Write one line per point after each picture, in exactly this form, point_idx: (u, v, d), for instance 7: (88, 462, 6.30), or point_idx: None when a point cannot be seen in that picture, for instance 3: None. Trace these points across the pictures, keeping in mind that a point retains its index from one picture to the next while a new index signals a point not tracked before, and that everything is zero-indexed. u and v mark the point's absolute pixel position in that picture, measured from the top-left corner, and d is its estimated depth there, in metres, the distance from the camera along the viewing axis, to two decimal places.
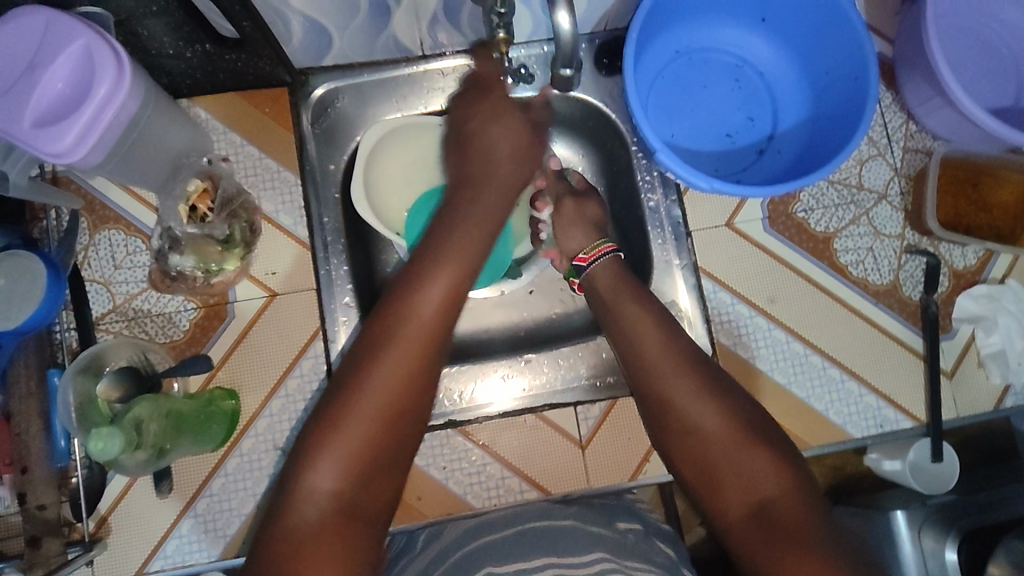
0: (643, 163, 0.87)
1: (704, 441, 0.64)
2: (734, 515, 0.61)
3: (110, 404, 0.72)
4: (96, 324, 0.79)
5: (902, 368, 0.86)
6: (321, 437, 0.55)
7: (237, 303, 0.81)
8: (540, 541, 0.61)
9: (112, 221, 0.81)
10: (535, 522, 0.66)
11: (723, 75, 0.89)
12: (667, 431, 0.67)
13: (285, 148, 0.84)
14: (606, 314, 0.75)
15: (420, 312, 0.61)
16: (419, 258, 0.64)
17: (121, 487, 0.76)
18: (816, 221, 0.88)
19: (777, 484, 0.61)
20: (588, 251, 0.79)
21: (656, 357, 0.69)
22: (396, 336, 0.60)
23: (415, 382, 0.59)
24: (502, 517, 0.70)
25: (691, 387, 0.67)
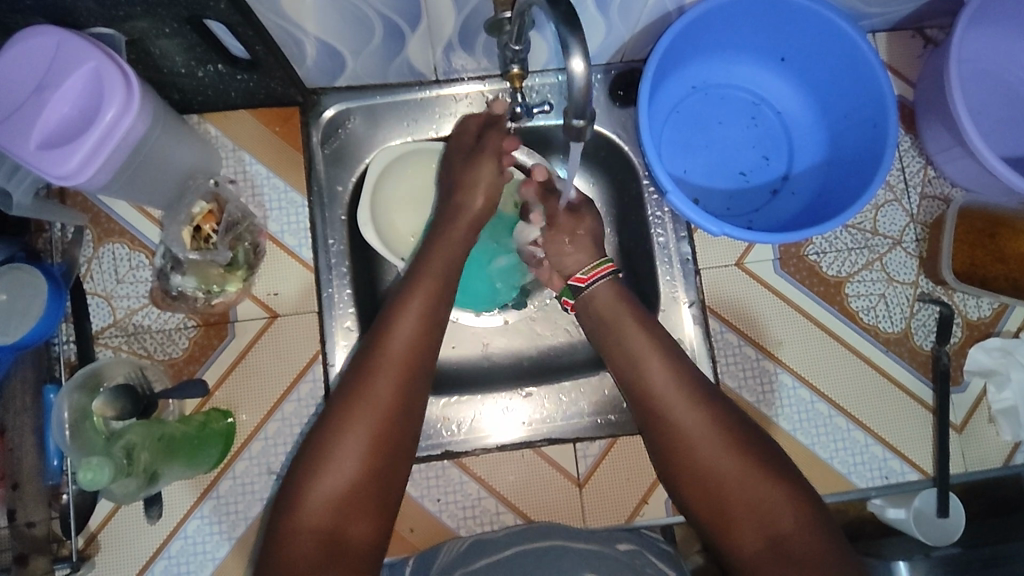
0: (655, 199, 0.87)
1: (716, 477, 0.63)
2: (753, 553, 0.60)
3: (111, 424, 0.72)
4: (95, 338, 0.79)
5: (910, 419, 0.84)
6: (320, 459, 0.58)
7: (238, 323, 0.81)
8: (546, 560, 0.60)
9: (117, 234, 0.81)
10: (542, 541, 0.64)
11: (739, 112, 0.88)
12: (675, 471, 0.65)
13: (294, 168, 0.84)
14: (608, 340, 0.72)
15: (395, 351, 0.62)
16: (409, 278, 0.68)
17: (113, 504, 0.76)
18: (828, 264, 0.86)
19: (791, 519, 0.60)
20: (587, 272, 0.75)
21: (664, 391, 0.67)
22: (374, 374, 0.61)
23: (397, 417, 0.60)
24: (506, 535, 0.68)
25: (700, 421, 0.65)
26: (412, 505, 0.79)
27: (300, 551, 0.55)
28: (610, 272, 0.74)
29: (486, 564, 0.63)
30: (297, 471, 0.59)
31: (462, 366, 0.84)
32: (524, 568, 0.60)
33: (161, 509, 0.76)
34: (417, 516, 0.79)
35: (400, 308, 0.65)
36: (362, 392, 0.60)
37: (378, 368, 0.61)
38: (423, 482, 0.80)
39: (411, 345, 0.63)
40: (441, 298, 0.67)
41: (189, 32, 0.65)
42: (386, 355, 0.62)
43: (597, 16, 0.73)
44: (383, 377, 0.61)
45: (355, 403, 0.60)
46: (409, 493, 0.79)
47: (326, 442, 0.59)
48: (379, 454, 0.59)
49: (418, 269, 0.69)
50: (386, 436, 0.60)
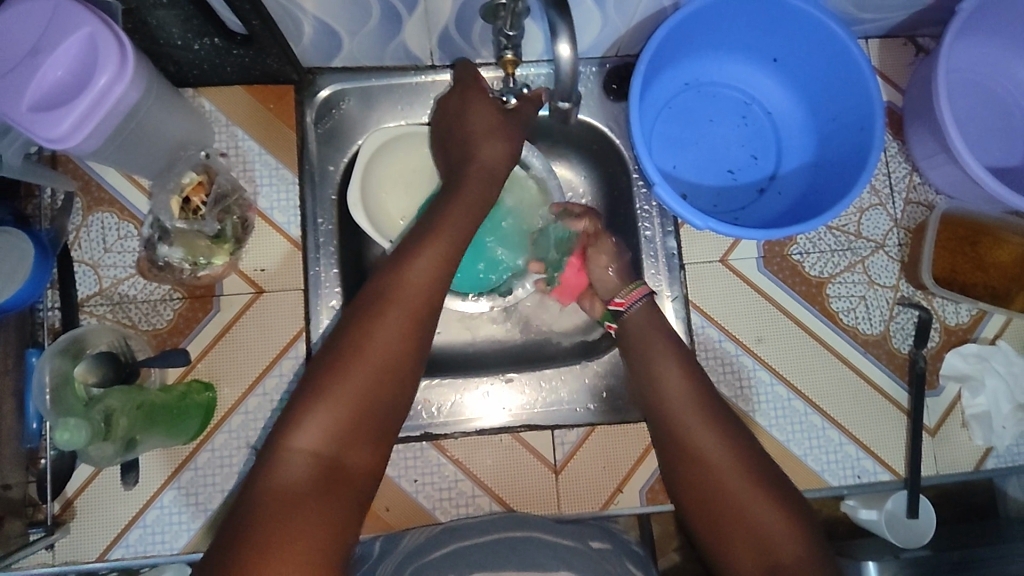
0: (643, 193, 0.88)
1: (720, 496, 0.61)
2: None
3: (88, 388, 0.72)
4: (79, 305, 0.79)
5: (885, 420, 0.85)
6: (313, 398, 0.57)
7: (223, 297, 0.81)
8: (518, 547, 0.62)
9: (106, 203, 0.81)
10: (516, 531, 0.66)
11: (730, 111, 0.89)
12: (683, 487, 0.64)
13: (287, 146, 0.85)
14: (632, 350, 0.73)
15: (407, 295, 0.62)
16: (419, 235, 0.66)
17: (90, 471, 0.76)
18: (811, 265, 0.87)
19: (789, 541, 0.58)
20: (625, 295, 0.75)
21: (682, 406, 0.67)
22: (384, 316, 0.61)
23: (395, 369, 0.59)
24: (482, 521, 0.70)
25: (712, 438, 0.64)
26: (389, 485, 0.79)
27: (290, 478, 0.54)
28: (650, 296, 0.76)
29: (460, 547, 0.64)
30: (297, 399, 0.57)
31: (447, 348, 0.85)
32: (495, 555, 0.61)
33: (138, 476, 0.77)
34: (392, 496, 0.79)
35: (412, 262, 0.64)
36: (363, 338, 0.59)
37: (388, 311, 0.61)
38: (402, 462, 0.80)
39: (422, 291, 0.63)
40: (449, 261, 0.66)
41: (186, 2, 0.66)
42: (396, 299, 0.61)
43: (592, 9, 0.74)
44: (392, 321, 0.61)
45: (362, 341, 0.59)
46: (387, 472, 0.80)
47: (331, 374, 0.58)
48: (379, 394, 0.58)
49: (430, 223, 0.67)
50: (388, 378, 0.59)
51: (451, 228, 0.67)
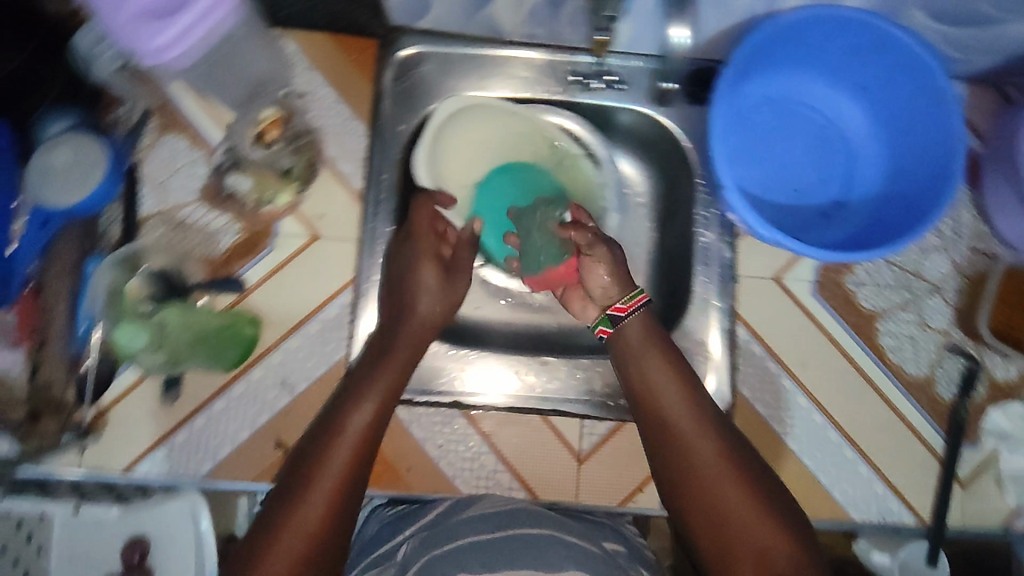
0: (705, 199, 0.88)
1: (721, 514, 0.63)
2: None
3: (142, 301, 0.76)
4: (140, 222, 0.80)
5: (917, 465, 0.84)
6: (286, 511, 0.60)
7: (279, 237, 0.81)
8: (528, 547, 0.61)
9: (179, 127, 0.82)
10: (525, 528, 0.65)
11: (805, 131, 0.88)
12: (681, 503, 0.65)
13: (362, 99, 0.86)
14: (628, 373, 0.72)
15: (353, 427, 0.66)
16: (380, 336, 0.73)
17: (129, 384, 0.76)
18: (865, 297, 0.86)
19: (787, 558, 0.60)
20: (625, 300, 0.73)
21: (682, 423, 0.67)
22: (332, 450, 0.64)
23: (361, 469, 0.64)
24: (494, 513, 0.68)
25: (714, 454, 0.65)
26: (414, 446, 0.79)
27: None
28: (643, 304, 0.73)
29: (474, 541, 0.63)
30: (264, 521, 0.61)
31: (488, 322, 0.84)
32: (505, 553, 0.61)
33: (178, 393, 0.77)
34: (416, 457, 0.79)
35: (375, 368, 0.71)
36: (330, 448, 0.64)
37: (338, 440, 0.65)
38: (429, 425, 0.80)
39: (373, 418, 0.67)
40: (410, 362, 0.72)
41: None
42: (346, 434, 0.65)
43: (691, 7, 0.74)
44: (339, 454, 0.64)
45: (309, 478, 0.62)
46: (413, 433, 0.80)
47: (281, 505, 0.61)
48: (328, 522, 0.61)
49: (390, 329, 0.74)
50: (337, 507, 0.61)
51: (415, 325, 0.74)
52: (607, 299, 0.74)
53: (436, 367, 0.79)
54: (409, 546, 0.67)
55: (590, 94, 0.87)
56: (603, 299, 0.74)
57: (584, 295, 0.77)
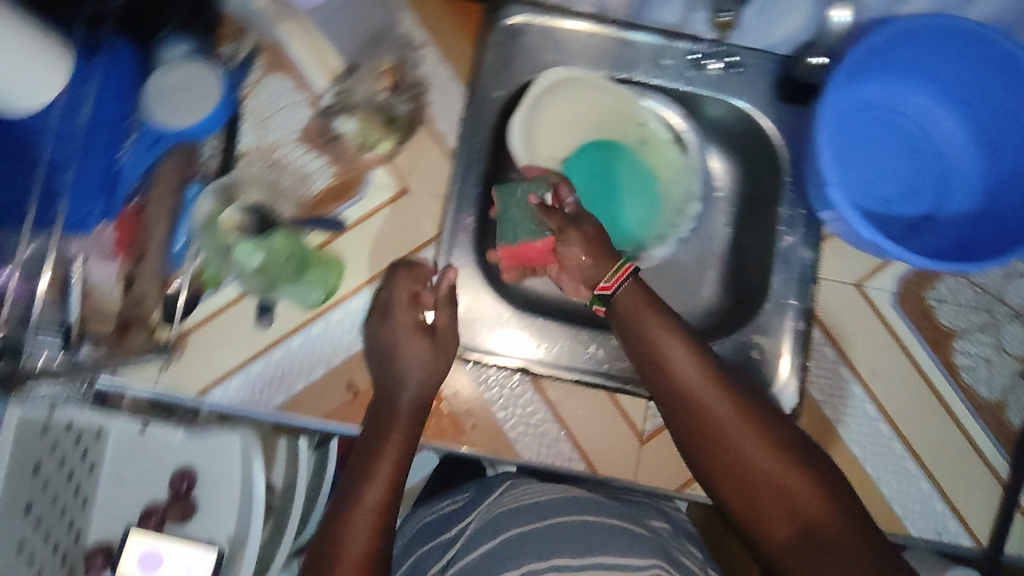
0: (792, 198, 0.87)
1: (747, 470, 0.68)
2: (784, 536, 0.66)
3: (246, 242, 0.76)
4: (238, 155, 0.81)
5: (980, 488, 0.82)
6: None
7: (370, 187, 0.82)
8: (574, 536, 0.68)
9: (283, 68, 0.83)
10: (568, 515, 0.71)
11: (900, 142, 0.88)
12: (709, 464, 0.70)
13: (463, 61, 0.86)
14: (635, 346, 0.74)
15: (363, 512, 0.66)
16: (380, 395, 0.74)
17: (229, 300, 0.78)
18: (944, 314, 0.85)
19: (816, 502, 0.66)
20: (609, 279, 0.74)
21: (696, 389, 0.70)
22: (353, 519, 0.66)
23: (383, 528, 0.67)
24: (536, 504, 0.75)
25: (733, 415, 0.70)
26: (480, 405, 0.80)
27: None
28: (625, 278, 0.74)
29: (516, 534, 0.70)
30: None
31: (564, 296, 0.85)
32: (550, 545, 0.67)
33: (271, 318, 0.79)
34: (482, 416, 0.80)
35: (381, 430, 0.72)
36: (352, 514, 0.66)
37: (350, 527, 0.66)
38: (497, 388, 0.81)
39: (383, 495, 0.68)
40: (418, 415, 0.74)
41: None
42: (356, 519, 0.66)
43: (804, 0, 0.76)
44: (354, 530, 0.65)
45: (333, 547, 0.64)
46: (481, 393, 0.80)
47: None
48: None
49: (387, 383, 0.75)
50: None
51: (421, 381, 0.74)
52: (591, 277, 0.76)
53: (510, 332, 0.83)
54: (458, 542, 0.77)
55: (684, 82, 0.88)
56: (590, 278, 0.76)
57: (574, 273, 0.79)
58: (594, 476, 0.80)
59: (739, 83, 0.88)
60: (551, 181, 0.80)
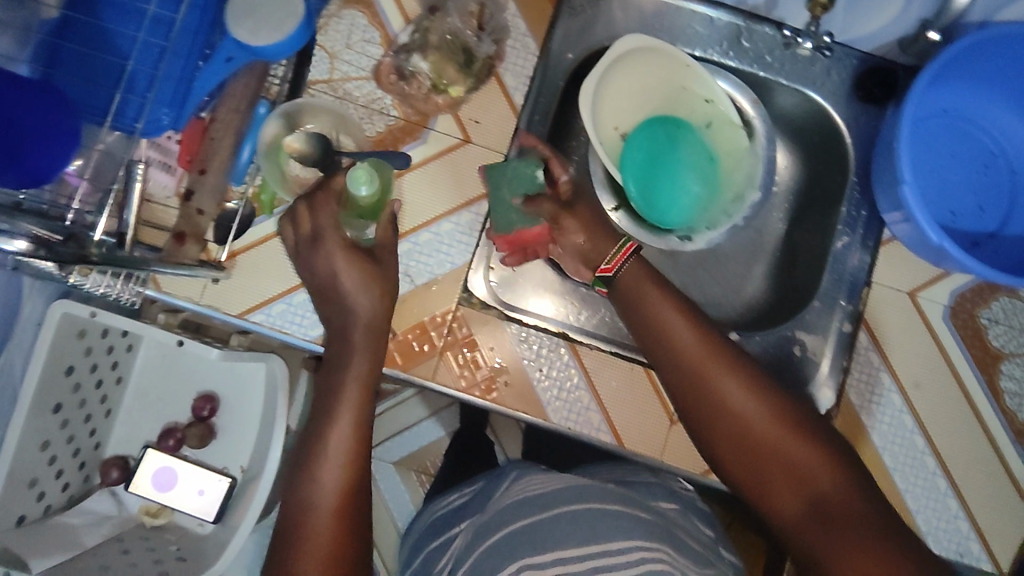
0: (855, 198, 0.86)
1: (753, 446, 0.65)
2: (795, 514, 0.64)
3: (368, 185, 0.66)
4: (307, 85, 0.81)
5: (1009, 515, 0.81)
6: None
7: (434, 132, 0.82)
8: (579, 527, 0.66)
9: (362, 4, 0.83)
10: (574, 505, 0.69)
11: (975, 155, 0.86)
12: (713, 443, 0.68)
13: (541, 18, 0.85)
14: (637, 322, 0.72)
15: (319, 522, 0.63)
16: (320, 408, 0.69)
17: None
18: (996, 334, 0.83)
19: (828, 479, 0.63)
20: (610, 259, 0.72)
21: (698, 364, 0.68)
22: (312, 531, 0.63)
23: (344, 540, 0.63)
24: (541, 494, 0.73)
25: (739, 391, 0.67)
26: (515, 364, 0.79)
27: None
28: (627, 255, 0.72)
29: (527, 524, 0.68)
30: None
31: None
32: (554, 535, 0.66)
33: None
34: (515, 374, 0.79)
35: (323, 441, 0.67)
36: (303, 531, 0.63)
37: (308, 533, 0.63)
38: (533, 349, 0.80)
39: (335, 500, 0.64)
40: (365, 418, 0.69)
41: None
42: (310, 521, 0.63)
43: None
44: (314, 539, 0.62)
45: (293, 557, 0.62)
46: (518, 353, 0.79)
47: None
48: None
49: (328, 397, 0.69)
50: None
51: (364, 383, 0.69)
52: (597, 260, 0.74)
53: (551, 296, 0.82)
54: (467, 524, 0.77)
55: (761, 68, 0.87)
56: (593, 261, 0.75)
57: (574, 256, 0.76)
58: (620, 449, 0.79)
59: (820, 69, 0.87)
60: (545, 157, 0.78)
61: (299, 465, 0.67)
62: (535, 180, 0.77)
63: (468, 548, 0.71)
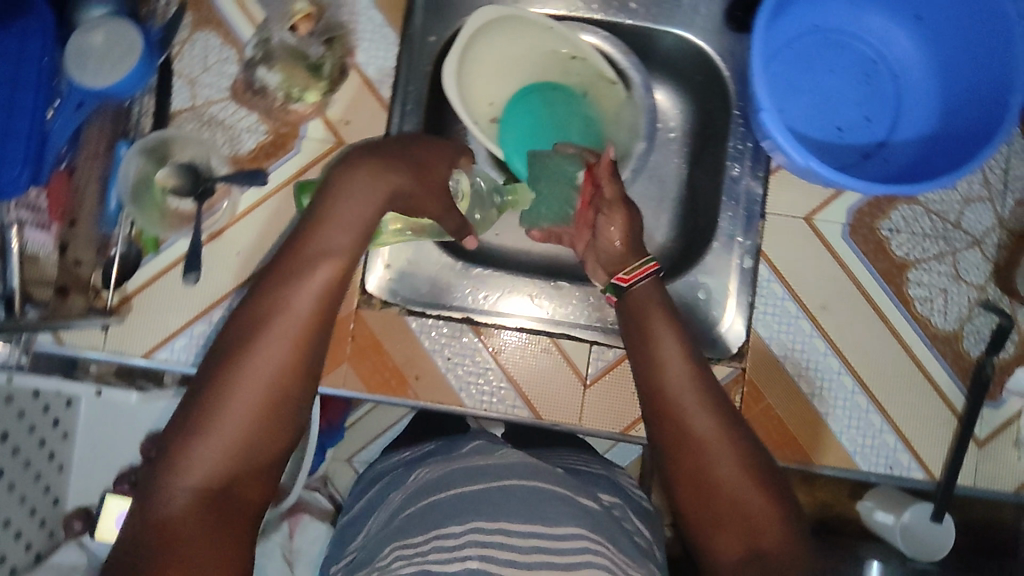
0: (740, 132, 0.85)
1: (711, 485, 0.57)
2: (728, 563, 0.56)
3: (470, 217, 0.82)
4: (172, 117, 0.81)
5: (934, 420, 0.81)
6: (200, 419, 0.53)
7: (305, 140, 0.81)
8: (528, 502, 0.58)
9: (213, 24, 0.82)
10: (524, 480, 0.61)
11: (855, 65, 0.84)
12: (672, 469, 0.59)
13: (395, 6, 0.84)
14: (635, 334, 0.66)
15: (236, 423, 0.53)
16: (300, 240, 0.59)
17: (173, 259, 0.79)
18: (898, 244, 0.83)
19: (775, 538, 0.55)
20: (630, 271, 0.69)
21: (679, 393, 0.61)
22: (254, 364, 0.54)
23: (290, 385, 0.55)
24: (494, 464, 0.64)
25: (712, 428, 0.59)
26: (424, 355, 0.81)
27: (180, 508, 0.51)
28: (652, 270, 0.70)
29: (474, 491, 0.60)
30: (180, 428, 0.54)
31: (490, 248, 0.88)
32: (505, 509, 0.57)
33: (198, 278, 0.78)
34: (425, 366, 0.81)
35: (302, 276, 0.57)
36: (240, 368, 0.54)
37: (213, 430, 0.53)
38: (438, 338, 0.81)
39: (252, 412, 0.54)
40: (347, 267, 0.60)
41: None
42: (220, 425, 0.53)
43: None
44: (218, 438, 0.53)
45: (187, 450, 0.53)
46: (424, 344, 0.81)
47: (162, 494, 0.51)
48: (223, 506, 0.52)
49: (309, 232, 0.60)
50: (223, 496, 0.53)
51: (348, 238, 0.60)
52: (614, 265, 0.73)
53: (449, 284, 0.83)
54: (402, 480, 0.71)
55: (627, 16, 0.86)
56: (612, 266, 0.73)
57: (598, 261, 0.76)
58: (538, 421, 0.81)
59: (685, 6, 0.85)
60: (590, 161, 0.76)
61: (213, 371, 0.55)
62: (571, 179, 0.78)
63: (402, 507, 0.64)
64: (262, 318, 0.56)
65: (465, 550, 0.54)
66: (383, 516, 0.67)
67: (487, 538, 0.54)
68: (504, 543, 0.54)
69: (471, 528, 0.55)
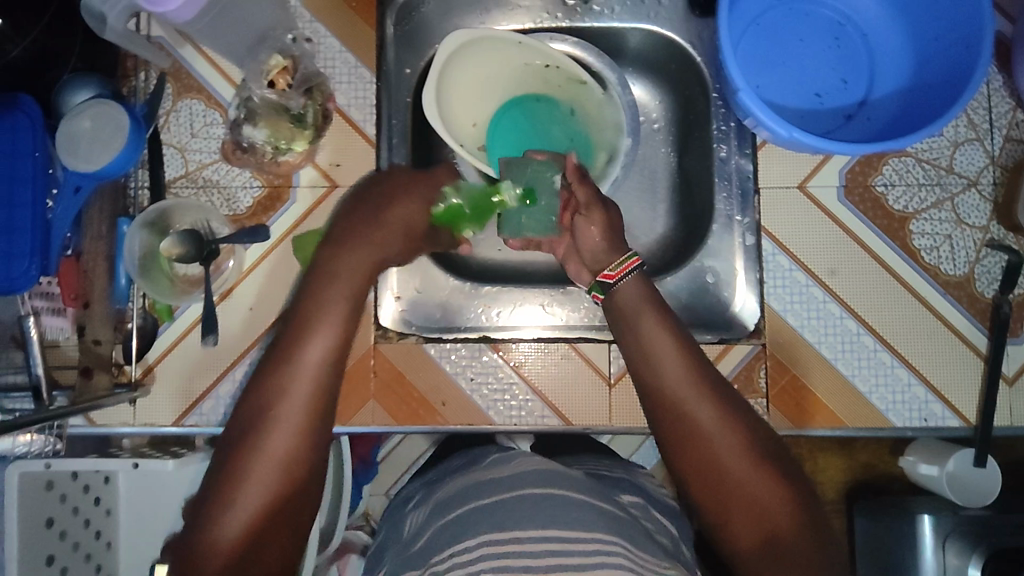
0: (722, 112, 0.86)
1: (721, 473, 0.57)
2: (746, 551, 0.56)
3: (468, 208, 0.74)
4: (168, 186, 0.83)
5: (960, 365, 0.81)
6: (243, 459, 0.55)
7: (299, 189, 0.83)
8: (543, 508, 0.58)
9: (194, 91, 0.84)
10: (541, 487, 0.61)
11: (823, 31, 0.85)
12: (680, 468, 0.59)
13: (366, 43, 0.85)
14: (626, 332, 0.67)
15: (275, 454, 0.55)
16: (313, 288, 0.64)
17: (189, 324, 0.81)
18: (895, 198, 0.83)
19: (785, 517, 0.56)
20: (615, 267, 0.69)
21: (677, 391, 0.61)
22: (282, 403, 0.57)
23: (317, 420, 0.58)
24: (515, 473, 0.64)
25: (712, 417, 0.59)
26: (446, 380, 0.81)
27: (228, 542, 0.53)
28: (634, 268, 0.69)
29: (496, 500, 0.61)
30: (225, 470, 0.55)
31: (497, 265, 0.90)
32: (515, 516, 0.57)
33: (216, 339, 0.80)
34: (450, 391, 0.81)
35: (320, 317, 0.61)
36: (271, 407, 0.57)
37: (259, 461, 0.55)
38: (457, 361, 0.82)
39: (289, 445, 0.56)
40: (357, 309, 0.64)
41: None
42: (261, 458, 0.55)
43: None
44: (264, 468, 0.55)
45: (234, 487, 0.54)
46: (445, 369, 0.82)
47: (211, 529, 0.53)
48: (271, 534, 0.54)
49: (319, 284, 0.64)
50: (273, 523, 0.55)
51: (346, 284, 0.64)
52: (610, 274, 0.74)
53: (460, 306, 0.84)
54: (430, 493, 0.72)
55: (592, 19, 0.88)
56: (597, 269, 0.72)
57: (581, 260, 0.75)
58: (569, 428, 0.81)
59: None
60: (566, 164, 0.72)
61: (252, 410, 0.57)
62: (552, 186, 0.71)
63: (432, 516, 0.65)
64: (284, 359, 0.59)
65: (481, 561, 0.54)
66: (411, 524, 0.69)
67: (504, 547, 0.55)
68: (519, 553, 0.54)
69: (484, 541, 0.56)
